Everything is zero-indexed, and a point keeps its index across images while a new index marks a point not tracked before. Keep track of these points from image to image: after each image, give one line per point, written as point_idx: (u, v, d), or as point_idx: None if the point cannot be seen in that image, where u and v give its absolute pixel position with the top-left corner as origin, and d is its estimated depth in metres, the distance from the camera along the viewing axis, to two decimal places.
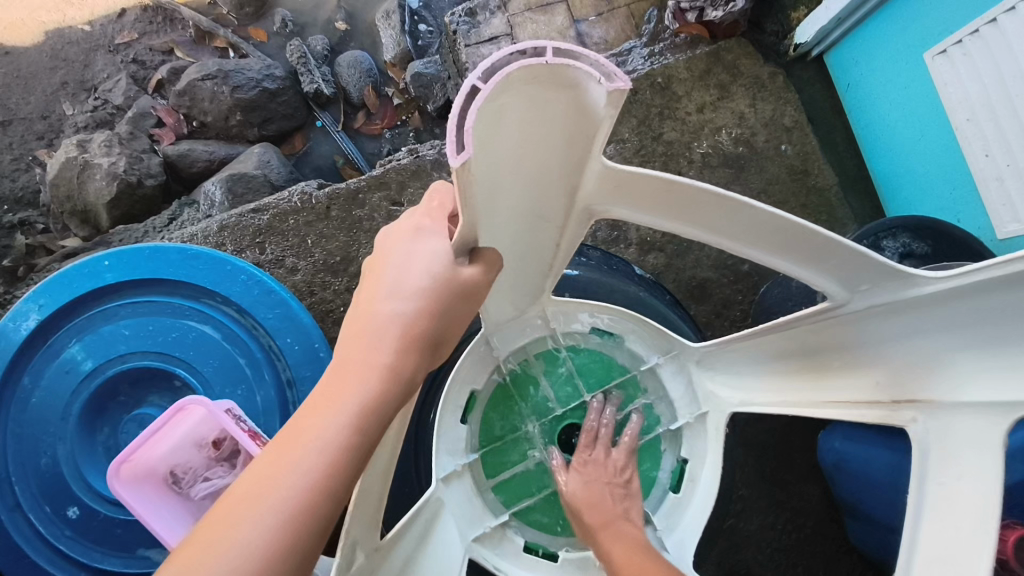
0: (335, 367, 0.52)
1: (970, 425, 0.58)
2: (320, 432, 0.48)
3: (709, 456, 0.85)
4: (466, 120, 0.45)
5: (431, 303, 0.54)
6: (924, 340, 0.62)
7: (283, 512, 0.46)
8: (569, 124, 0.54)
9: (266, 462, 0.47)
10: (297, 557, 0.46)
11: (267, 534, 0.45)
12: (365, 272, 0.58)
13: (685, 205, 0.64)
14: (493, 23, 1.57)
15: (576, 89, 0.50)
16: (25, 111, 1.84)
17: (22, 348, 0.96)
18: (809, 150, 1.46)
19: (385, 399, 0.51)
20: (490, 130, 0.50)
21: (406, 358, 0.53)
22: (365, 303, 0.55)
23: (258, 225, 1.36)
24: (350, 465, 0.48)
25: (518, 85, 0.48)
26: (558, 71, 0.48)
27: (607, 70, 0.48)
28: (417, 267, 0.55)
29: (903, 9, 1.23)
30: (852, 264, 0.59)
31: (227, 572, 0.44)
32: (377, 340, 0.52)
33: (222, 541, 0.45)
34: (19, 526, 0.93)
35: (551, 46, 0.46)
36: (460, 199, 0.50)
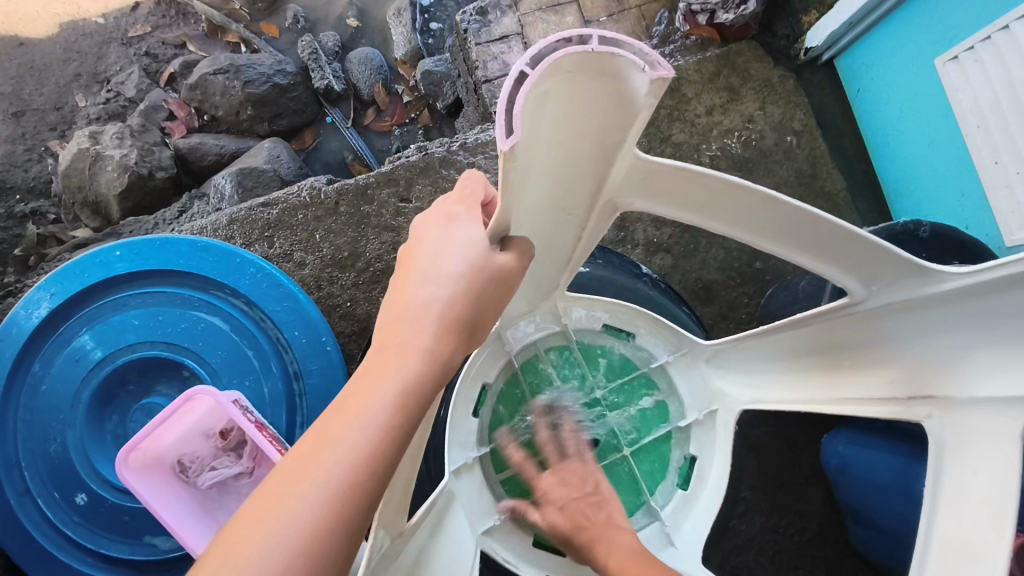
0: (375, 351, 0.53)
1: (983, 420, 0.57)
2: (365, 412, 0.48)
3: (717, 454, 0.85)
4: (516, 103, 0.47)
5: (468, 286, 0.55)
6: (943, 337, 0.62)
7: (331, 490, 0.46)
8: (605, 115, 0.56)
9: (309, 440, 0.47)
10: (342, 535, 0.46)
11: (315, 513, 0.45)
12: (400, 259, 0.59)
13: (710, 199, 0.65)
14: (504, 22, 1.58)
15: (619, 80, 0.51)
16: (39, 102, 1.85)
17: (34, 335, 0.97)
18: (818, 154, 1.46)
19: (425, 381, 0.52)
20: (533, 115, 0.51)
21: (444, 342, 0.54)
22: (401, 289, 0.56)
23: (268, 219, 1.37)
24: (393, 445, 0.49)
25: (565, 71, 0.50)
26: (604, 59, 0.49)
27: (651, 59, 0.49)
28: (453, 252, 0.56)
29: (916, 14, 1.22)
30: (877, 259, 0.60)
31: (275, 549, 0.44)
32: (415, 323, 0.53)
33: (269, 519, 0.45)
34: (28, 512, 0.94)
35: (597, 34, 0.48)
36: (499, 182, 0.53)
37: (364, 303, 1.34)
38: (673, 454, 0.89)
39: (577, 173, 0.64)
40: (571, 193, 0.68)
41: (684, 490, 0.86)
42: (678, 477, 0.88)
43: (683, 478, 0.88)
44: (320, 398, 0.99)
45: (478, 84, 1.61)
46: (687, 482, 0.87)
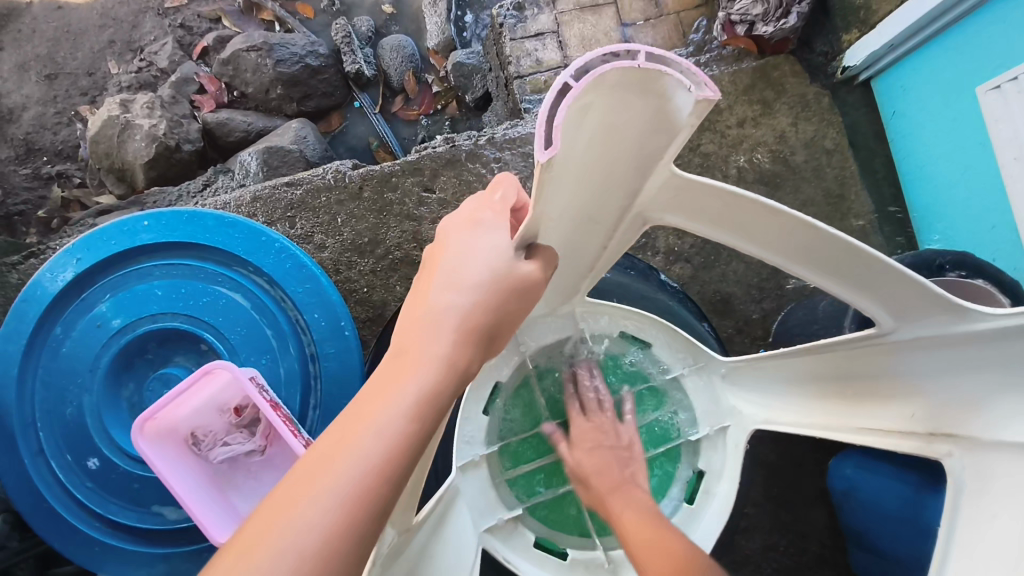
0: (391, 356, 0.53)
1: (1007, 464, 0.55)
2: (381, 418, 0.48)
3: (725, 473, 0.84)
4: (556, 116, 0.46)
5: (487, 296, 0.55)
6: (966, 378, 0.60)
7: (343, 495, 0.45)
8: (645, 129, 0.55)
9: (322, 445, 0.47)
10: (354, 540, 0.45)
11: (327, 517, 0.44)
12: (423, 263, 0.59)
13: (743, 218, 0.63)
14: (540, 19, 1.57)
15: (663, 96, 0.50)
16: (72, 66, 1.87)
17: (57, 299, 0.98)
18: (847, 175, 1.44)
19: (442, 389, 0.51)
20: (572, 130, 0.50)
21: (461, 350, 0.53)
22: (422, 294, 0.55)
23: (291, 199, 1.38)
24: (408, 452, 0.48)
25: (609, 86, 0.48)
26: (651, 76, 0.48)
27: (697, 79, 0.48)
28: (477, 259, 0.56)
29: (960, 41, 1.21)
30: (907, 293, 0.58)
31: (285, 552, 0.43)
32: (432, 330, 0.53)
33: (281, 522, 0.44)
34: (40, 472, 0.96)
35: (645, 50, 0.47)
36: (532, 193, 0.51)
37: (379, 290, 1.35)
38: (680, 467, 0.89)
39: (615, 182, 0.63)
40: (604, 204, 0.67)
41: (689, 504, 0.86)
42: (684, 492, 0.88)
43: (690, 492, 0.87)
44: (336, 382, 0.99)
45: (509, 79, 1.60)
46: (694, 496, 0.87)
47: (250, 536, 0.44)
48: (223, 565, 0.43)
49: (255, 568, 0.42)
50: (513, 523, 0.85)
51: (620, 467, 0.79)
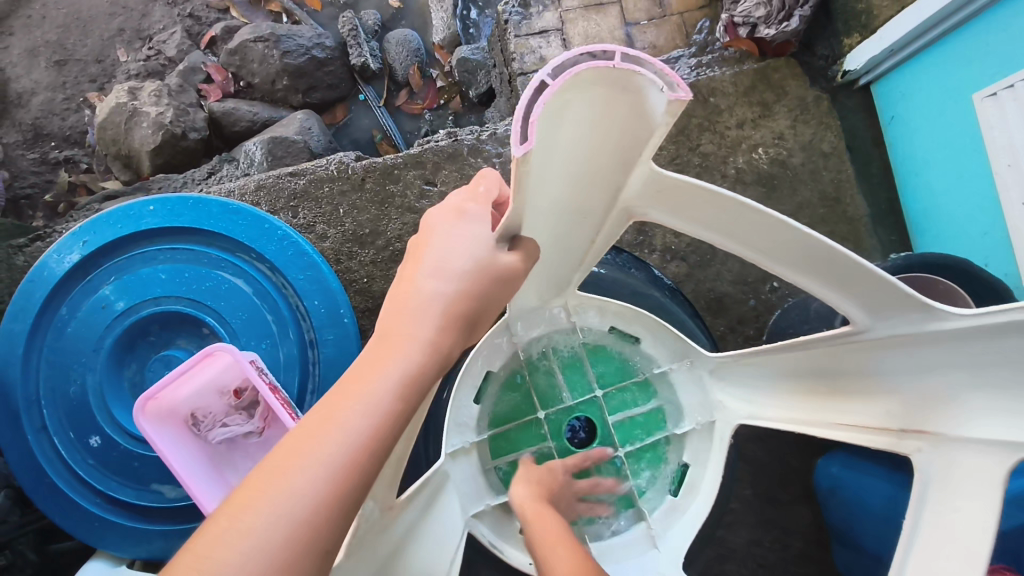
0: (378, 337, 0.54)
1: (972, 459, 0.57)
2: (369, 394, 0.49)
3: (710, 465, 0.86)
4: (531, 113, 0.47)
5: (472, 283, 0.57)
6: (938, 376, 0.62)
7: (333, 466, 0.46)
8: (624, 125, 0.56)
9: (311, 419, 0.48)
10: (343, 510, 0.46)
11: (317, 486, 0.45)
12: (409, 250, 0.61)
13: (723, 215, 0.65)
14: (545, 17, 1.58)
15: (638, 95, 0.51)
16: (82, 53, 1.89)
17: (63, 280, 1.00)
18: (843, 178, 1.46)
19: (426, 369, 0.52)
20: (550, 125, 0.52)
21: (447, 333, 0.55)
22: (408, 279, 0.57)
23: (294, 189, 1.40)
24: (394, 427, 0.49)
25: (586, 83, 0.50)
26: (625, 75, 0.49)
27: (670, 80, 0.49)
28: (463, 248, 0.57)
29: (959, 46, 1.22)
30: (880, 293, 0.60)
31: (275, 516, 0.44)
32: (420, 313, 0.54)
33: (272, 489, 0.45)
34: (43, 447, 0.98)
35: (620, 51, 0.48)
36: (511, 186, 0.52)
37: (379, 280, 1.37)
38: (666, 459, 0.92)
39: (600, 176, 0.64)
40: (588, 197, 0.68)
41: (674, 497, 0.88)
42: (670, 483, 0.90)
43: (675, 483, 0.90)
44: (335, 369, 1.02)
45: (513, 76, 1.62)
46: (678, 489, 0.89)
47: (240, 503, 0.45)
48: (216, 524, 0.44)
49: (248, 533, 0.44)
50: (501, 509, 0.87)
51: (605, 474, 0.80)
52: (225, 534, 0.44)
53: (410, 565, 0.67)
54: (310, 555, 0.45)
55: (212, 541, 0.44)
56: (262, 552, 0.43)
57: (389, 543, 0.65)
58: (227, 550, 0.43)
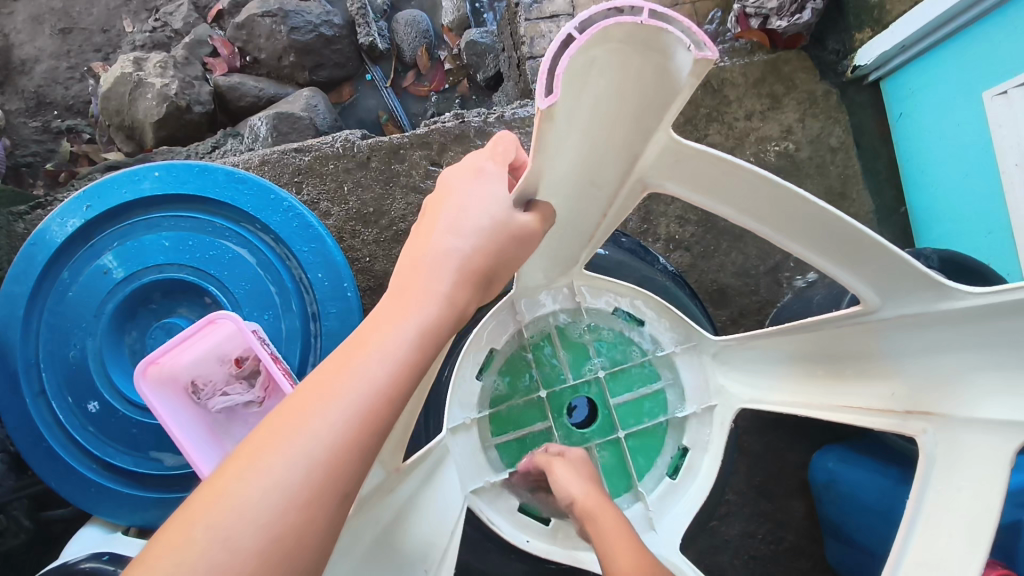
0: (392, 293, 0.54)
1: (979, 442, 0.58)
2: (383, 346, 0.49)
3: (710, 448, 0.87)
4: (556, 66, 0.48)
5: (487, 242, 0.57)
6: (946, 358, 0.62)
7: (349, 413, 0.46)
8: (649, 88, 0.55)
9: (327, 367, 0.48)
10: (361, 455, 0.46)
11: (332, 432, 0.45)
12: (425, 208, 0.62)
13: (736, 187, 0.65)
14: (556, 1, 1.56)
15: (664, 55, 0.51)
16: (86, 22, 1.86)
17: (64, 246, 0.99)
18: (850, 173, 1.46)
19: (441, 325, 0.53)
20: (575, 85, 0.52)
21: (461, 291, 0.55)
22: (424, 237, 0.58)
23: (299, 165, 1.39)
24: (408, 379, 0.49)
25: (613, 41, 0.50)
26: (652, 33, 0.49)
27: (698, 39, 0.48)
28: (479, 207, 0.58)
29: (972, 43, 1.21)
30: (892, 269, 0.60)
31: (291, 461, 0.44)
32: (434, 269, 0.55)
33: (288, 433, 0.45)
34: (41, 412, 0.98)
35: (648, 8, 0.47)
36: (534, 143, 0.53)
37: (382, 259, 1.36)
38: (666, 443, 0.91)
39: (616, 145, 0.64)
40: (604, 167, 0.68)
41: (672, 479, 0.88)
42: (669, 466, 0.90)
43: (673, 468, 0.89)
44: (337, 342, 1.01)
45: (522, 60, 1.62)
46: (676, 472, 0.89)
47: (257, 443, 0.45)
48: (233, 464, 0.44)
49: (265, 474, 0.43)
50: (499, 486, 0.87)
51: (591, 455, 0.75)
52: (241, 476, 0.43)
53: (411, 534, 0.67)
54: (324, 501, 0.44)
55: (226, 481, 0.43)
56: (279, 494, 0.43)
57: (390, 508, 0.65)
58: (244, 490, 0.43)
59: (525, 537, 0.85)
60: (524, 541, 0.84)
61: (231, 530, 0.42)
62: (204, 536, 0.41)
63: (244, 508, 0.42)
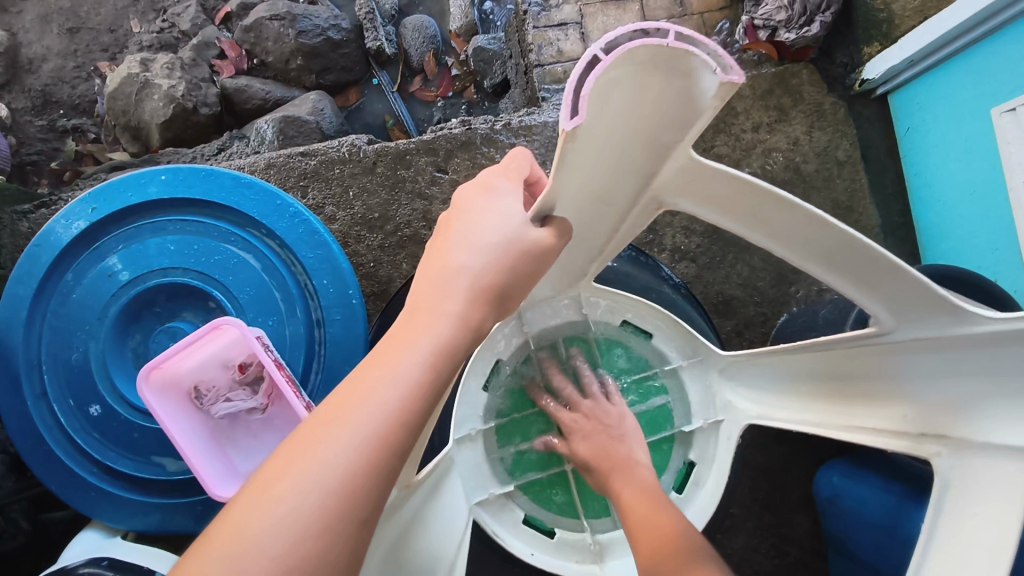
0: (405, 311, 0.55)
1: (995, 468, 0.57)
2: (397, 367, 0.49)
3: (716, 463, 0.86)
4: (584, 88, 0.47)
5: (503, 258, 0.57)
6: (961, 382, 0.61)
7: (368, 435, 0.46)
8: (671, 109, 0.55)
9: (341, 391, 0.48)
10: (376, 479, 0.46)
11: (349, 455, 0.45)
12: (440, 224, 0.62)
13: (752, 208, 0.65)
14: (565, 10, 1.57)
15: (689, 78, 0.51)
16: (94, 21, 1.86)
17: (68, 247, 0.99)
18: (857, 187, 1.46)
19: (457, 342, 0.53)
20: (598, 106, 0.51)
21: (475, 307, 0.55)
22: (438, 256, 0.58)
23: (305, 168, 1.39)
24: (423, 399, 0.49)
25: (637, 63, 0.49)
26: (678, 56, 0.48)
27: (724, 62, 0.48)
28: (494, 224, 0.59)
29: (983, 59, 1.20)
30: (906, 293, 0.59)
31: (306, 488, 0.44)
32: (448, 287, 0.55)
33: (304, 459, 0.45)
34: (42, 414, 0.97)
35: (675, 30, 0.47)
36: (552, 162, 0.53)
37: (387, 265, 1.36)
38: (671, 458, 0.90)
39: (634, 162, 0.64)
40: (619, 183, 0.67)
41: (678, 493, 0.88)
42: (675, 481, 0.89)
43: (679, 481, 0.89)
44: (340, 349, 1.00)
45: (529, 67, 1.61)
46: (683, 486, 0.88)
47: (275, 469, 0.45)
48: (249, 493, 0.45)
49: (280, 501, 0.44)
50: (505, 498, 0.87)
51: (610, 455, 0.80)
52: (257, 504, 0.44)
53: (417, 547, 0.67)
54: (344, 525, 0.45)
55: (244, 512, 0.44)
56: (294, 521, 0.43)
57: (399, 523, 0.65)
58: (262, 519, 0.43)
59: (529, 550, 0.83)
60: (528, 554, 0.83)
61: (251, 561, 0.42)
62: (223, 566, 0.42)
63: (261, 537, 0.43)
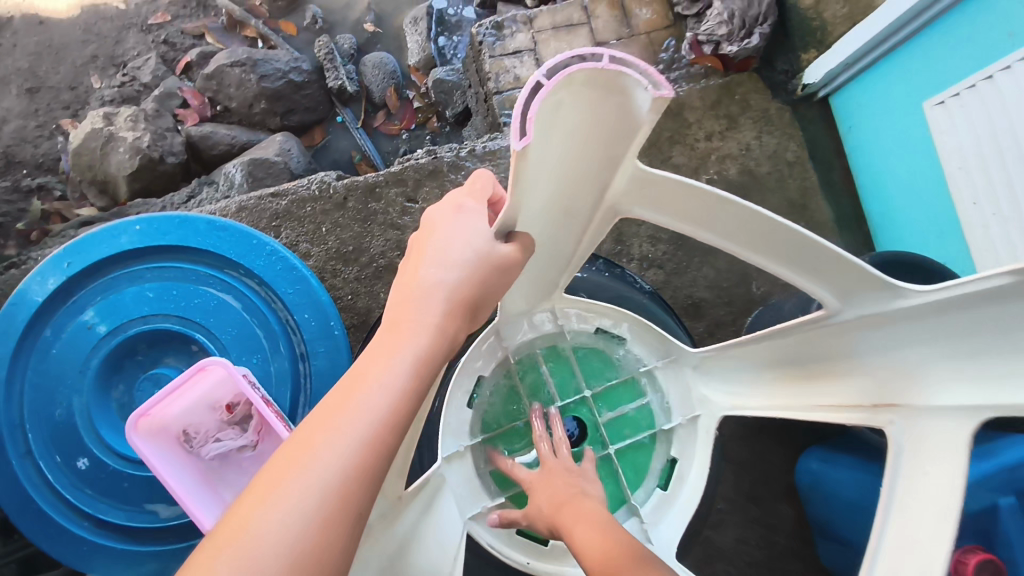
0: (386, 324, 0.57)
1: (939, 427, 0.61)
2: (383, 376, 0.53)
3: (696, 457, 0.90)
4: (529, 109, 0.51)
5: (473, 271, 0.61)
6: (906, 352, 0.65)
7: (359, 439, 0.49)
8: (613, 126, 0.60)
9: (331, 401, 0.51)
10: (369, 481, 0.49)
11: (342, 459, 0.48)
12: (411, 244, 0.65)
13: (700, 210, 0.69)
14: (518, 38, 1.64)
15: (625, 94, 0.55)
16: (54, 80, 1.87)
17: (45, 305, 0.99)
18: (808, 186, 1.54)
19: (436, 351, 0.56)
20: (547, 125, 0.56)
21: (451, 318, 0.59)
22: (411, 272, 0.61)
23: (276, 209, 1.41)
24: (409, 405, 0.53)
25: (578, 85, 0.54)
26: (613, 77, 0.54)
27: (654, 78, 0.53)
28: (464, 239, 0.62)
29: (911, 57, 1.29)
30: (846, 275, 0.64)
31: (303, 491, 0.47)
32: (425, 301, 0.58)
33: (299, 465, 0.48)
34: (28, 473, 0.96)
35: (607, 54, 0.52)
36: (510, 179, 0.57)
37: (364, 297, 1.38)
38: (654, 456, 0.94)
39: (587, 176, 0.68)
40: (576, 197, 0.72)
41: (663, 491, 0.91)
42: (659, 479, 0.92)
43: (664, 478, 0.92)
44: (326, 380, 1.02)
45: (488, 95, 1.67)
46: (667, 483, 0.91)
47: (272, 476, 0.48)
48: (249, 500, 0.47)
49: (280, 505, 0.46)
50: (498, 510, 0.88)
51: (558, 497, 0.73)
52: (259, 508, 0.46)
53: (416, 560, 0.69)
54: (344, 524, 0.47)
55: (245, 518, 0.46)
56: (300, 516, 0.46)
57: (396, 540, 0.67)
58: (265, 520, 0.45)
59: (526, 559, 0.85)
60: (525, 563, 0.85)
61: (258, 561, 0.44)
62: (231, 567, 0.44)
63: (264, 538, 0.45)
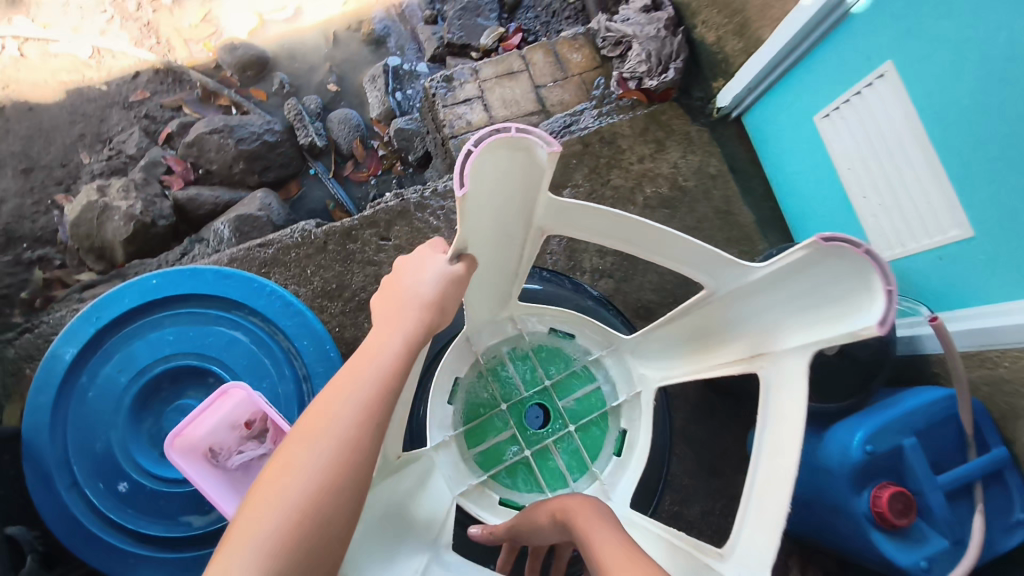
0: (383, 319, 0.79)
1: (792, 362, 0.81)
2: (383, 351, 0.73)
3: (641, 425, 1.10)
4: (466, 166, 0.71)
5: (440, 279, 0.81)
6: (766, 315, 0.86)
7: (369, 392, 0.70)
8: (526, 172, 0.81)
9: (349, 369, 0.72)
10: (379, 421, 0.69)
11: (358, 406, 0.68)
12: (394, 268, 0.87)
13: (606, 225, 0.90)
14: (466, 88, 1.87)
15: (528, 150, 0.77)
16: (46, 159, 2.04)
17: (79, 355, 1.15)
18: (730, 195, 1.77)
19: (420, 332, 0.77)
20: (479, 175, 0.75)
21: (430, 312, 0.79)
22: (397, 284, 0.82)
23: (265, 257, 1.59)
24: (403, 369, 0.73)
25: (497, 146, 0.74)
26: (520, 140, 0.75)
27: (549, 139, 0.75)
28: (431, 260, 0.83)
29: (801, 78, 1.48)
30: (714, 263, 0.86)
31: (334, 427, 0.67)
32: (408, 301, 0.79)
33: (329, 411, 0.68)
34: (77, 500, 1.11)
35: (513, 125, 0.74)
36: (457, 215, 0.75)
37: (351, 327, 1.56)
38: (609, 430, 1.13)
39: (517, 208, 0.88)
40: (512, 224, 0.92)
41: (618, 456, 1.10)
42: (614, 448, 1.11)
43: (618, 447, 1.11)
44: None
45: (445, 139, 1.89)
46: (621, 450, 1.10)
47: (311, 421, 0.68)
48: (297, 437, 0.67)
49: (319, 436, 0.66)
50: (480, 487, 1.07)
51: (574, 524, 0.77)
52: (305, 440, 0.67)
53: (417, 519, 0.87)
54: (363, 449, 0.67)
55: (297, 447, 0.66)
56: (332, 443, 0.66)
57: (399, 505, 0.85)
58: (308, 449, 0.66)
59: None
60: None
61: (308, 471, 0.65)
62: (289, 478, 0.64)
63: (310, 458, 0.65)
